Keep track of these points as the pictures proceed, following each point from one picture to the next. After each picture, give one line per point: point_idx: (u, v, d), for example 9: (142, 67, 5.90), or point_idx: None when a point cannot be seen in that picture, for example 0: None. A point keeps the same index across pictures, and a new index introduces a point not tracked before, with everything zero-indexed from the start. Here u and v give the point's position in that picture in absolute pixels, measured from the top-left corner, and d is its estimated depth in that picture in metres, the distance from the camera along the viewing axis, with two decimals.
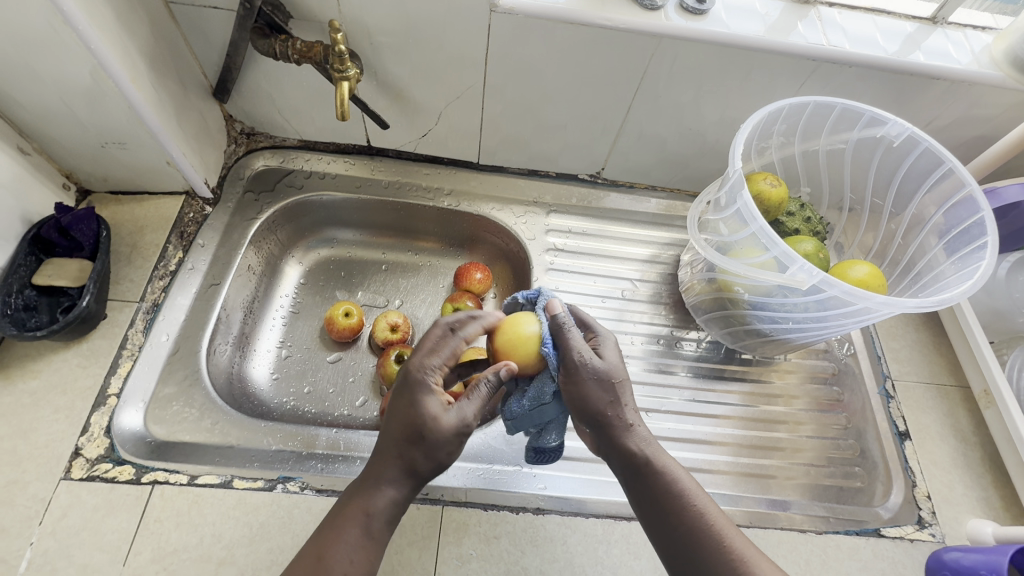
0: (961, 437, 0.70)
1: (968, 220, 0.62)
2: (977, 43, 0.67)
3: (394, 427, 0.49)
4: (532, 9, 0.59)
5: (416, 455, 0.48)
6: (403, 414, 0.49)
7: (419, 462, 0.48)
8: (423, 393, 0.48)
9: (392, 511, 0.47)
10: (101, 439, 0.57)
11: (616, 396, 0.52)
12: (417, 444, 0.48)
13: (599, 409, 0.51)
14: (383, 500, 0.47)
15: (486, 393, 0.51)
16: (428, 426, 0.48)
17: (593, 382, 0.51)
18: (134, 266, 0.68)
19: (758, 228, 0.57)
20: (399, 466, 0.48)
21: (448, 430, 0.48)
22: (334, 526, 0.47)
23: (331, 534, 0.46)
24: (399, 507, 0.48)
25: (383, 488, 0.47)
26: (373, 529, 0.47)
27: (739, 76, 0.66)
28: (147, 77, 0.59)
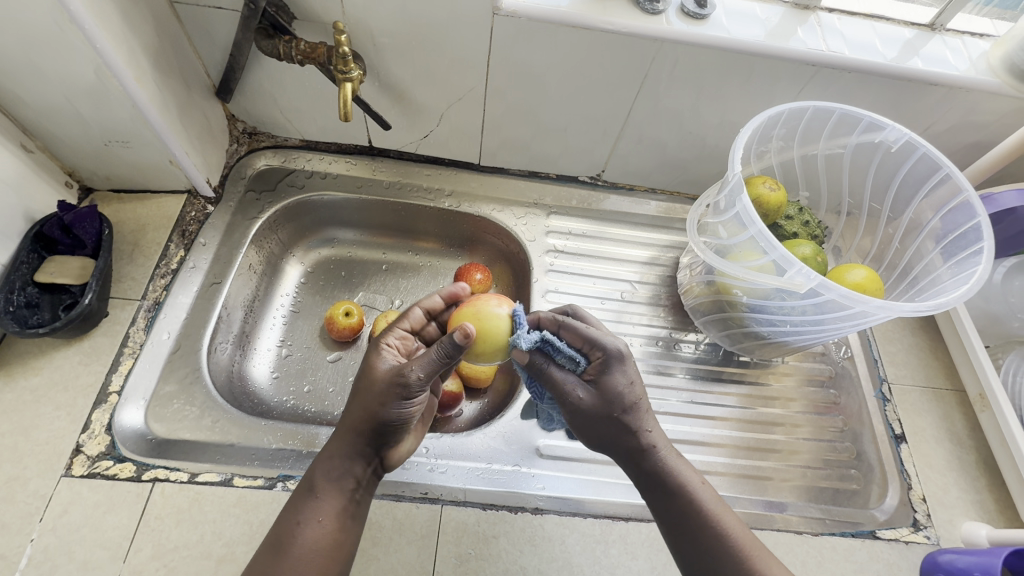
0: (957, 440, 0.70)
1: (965, 225, 0.62)
2: (975, 50, 0.68)
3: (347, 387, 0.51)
4: (534, 13, 0.60)
5: (356, 412, 0.49)
6: (355, 375, 0.51)
7: (357, 417, 0.49)
8: (373, 350, 0.51)
9: (338, 469, 0.49)
10: (102, 436, 0.57)
11: (631, 418, 0.51)
12: (358, 399, 0.49)
13: (614, 429, 0.51)
14: (326, 460, 0.49)
15: (436, 354, 0.47)
16: (369, 379, 0.49)
17: (601, 411, 0.50)
18: (136, 264, 0.68)
19: (757, 231, 0.58)
20: (344, 426, 0.50)
21: (386, 383, 0.48)
22: (293, 497, 0.49)
23: (290, 502, 0.49)
24: (345, 465, 0.49)
25: (329, 451, 0.49)
26: (323, 489, 0.48)
27: (739, 80, 0.67)
28: (151, 77, 0.60)
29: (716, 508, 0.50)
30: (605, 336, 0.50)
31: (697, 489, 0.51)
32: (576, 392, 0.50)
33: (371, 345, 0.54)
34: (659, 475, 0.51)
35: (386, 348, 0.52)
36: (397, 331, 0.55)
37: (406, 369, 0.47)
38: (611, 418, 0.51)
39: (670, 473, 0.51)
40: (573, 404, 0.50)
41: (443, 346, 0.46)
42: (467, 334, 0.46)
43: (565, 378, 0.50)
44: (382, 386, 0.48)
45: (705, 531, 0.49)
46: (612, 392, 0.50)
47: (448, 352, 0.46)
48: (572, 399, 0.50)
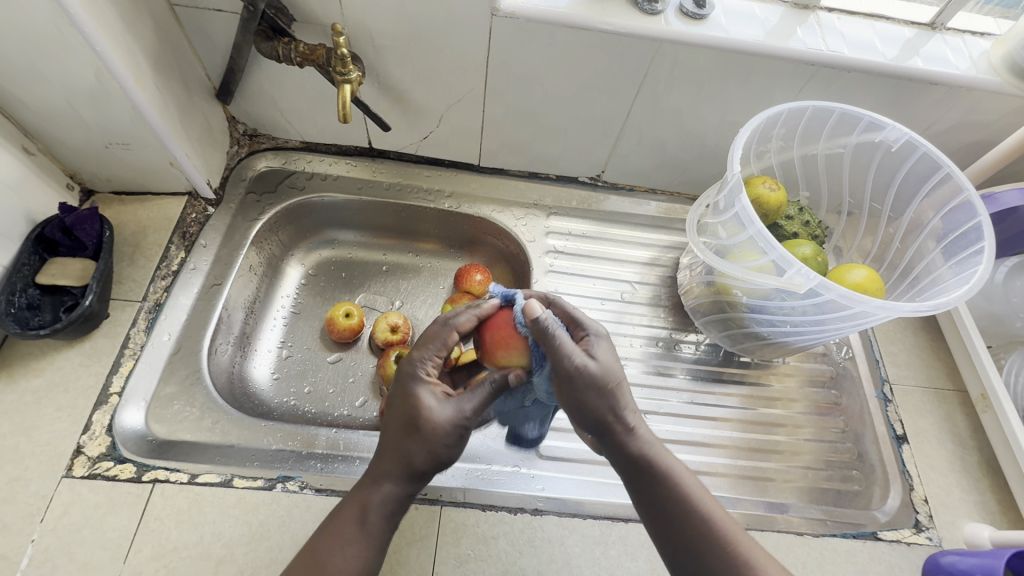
0: (959, 441, 0.70)
1: (966, 225, 0.62)
2: (976, 49, 0.67)
3: (398, 420, 0.48)
4: (532, 14, 0.60)
5: (414, 452, 0.47)
6: (402, 412, 0.48)
7: (417, 459, 0.47)
8: (424, 392, 0.48)
9: (390, 506, 0.47)
10: (102, 437, 0.57)
11: (614, 397, 0.49)
12: (416, 441, 0.47)
13: (599, 410, 0.49)
14: (381, 497, 0.47)
15: (490, 394, 0.51)
16: (427, 423, 0.47)
17: (594, 386, 0.49)
18: (137, 266, 0.69)
19: (756, 232, 0.58)
20: (395, 461, 0.47)
21: (448, 428, 0.47)
22: (337, 518, 0.47)
23: (331, 525, 0.46)
24: (397, 502, 0.47)
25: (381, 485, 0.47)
26: (371, 526, 0.46)
27: (738, 80, 0.67)
28: (152, 79, 0.60)
29: (698, 494, 0.49)
30: (584, 317, 0.54)
31: (678, 475, 0.49)
32: (577, 358, 0.48)
33: (407, 376, 0.50)
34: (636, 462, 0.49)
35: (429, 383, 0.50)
36: (432, 357, 0.51)
37: (466, 406, 0.49)
38: (604, 392, 0.49)
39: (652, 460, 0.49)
40: (569, 369, 0.48)
41: (497, 380, 0.51)
42: (519, 372, 0.52)
43: (567, 340, 0.49)
44: (443, 431, 0.47)
45: (691, 519, 0.47)
46: (603, 364, 0.49)
47: (500, 386, 0.51)
48: (572, 363, 0.48)
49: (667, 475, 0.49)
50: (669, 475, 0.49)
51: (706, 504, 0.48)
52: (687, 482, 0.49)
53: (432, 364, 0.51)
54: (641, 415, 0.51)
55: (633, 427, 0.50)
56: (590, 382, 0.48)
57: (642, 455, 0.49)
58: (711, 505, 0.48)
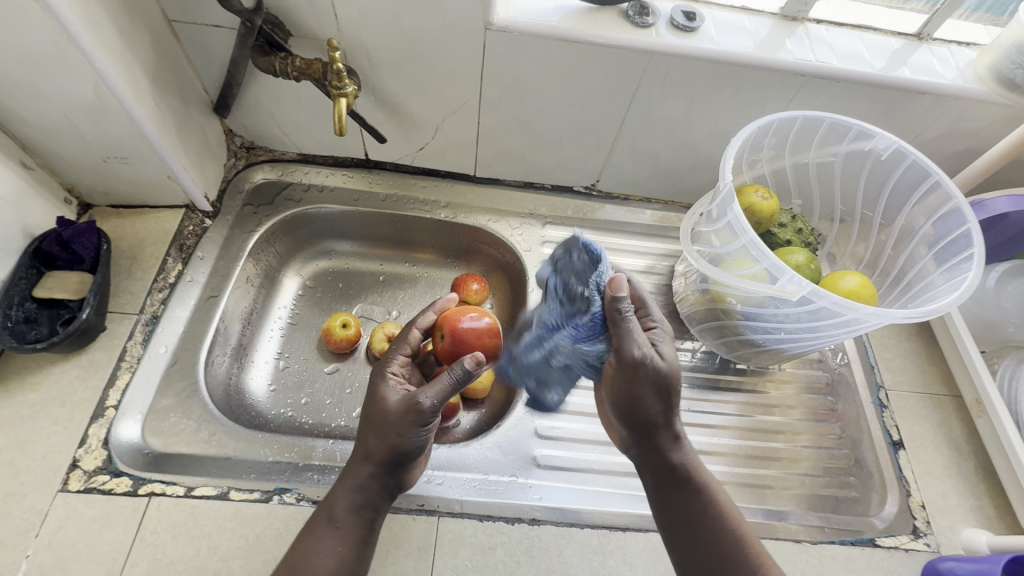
0: (955, 446, 0.70)
1: (956, 232, 0.63)
2: (962, 59, 0.68)
3: (361, 420, 0.54)
4: (525, 27, 0.61)
5: (371, 443, 0.51)
6: (366, 406, 0.54)
7: (374, 447, 0.51)
8: (382, 383, 0.54)
9: (359, 499, 0.50)
10: (98, 450, 0.57)
11: (670, 402, 0.55)
12: (374, 432, 0.51)
13: (650, 417, 0.55)
14: (347, 488, 0.50)
15: (450, 382, 0.51)
16: (382, 411, 0.52)
17: (651, 389, 0.54)
18: (134, 278, 0.69)
19: (749, 240, 0.58)
20: (357, 455, 0.52)
21: (401, 415, 0.51)
22: (310, 521, 0.50)
23: (308, 533, 0.49)
24: (363, 496, 0.50)
25: (348, 477, 0.51)
26: (341, 519, 0.49)
27: (730, 90, 0.67)
28: (150, 94, 0.61)
29: (729, 511, 0.54)
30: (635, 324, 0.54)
31: (713, 489, 0.56)
32: (636, 349, 0.52)
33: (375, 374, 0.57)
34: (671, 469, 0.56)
35: (392, 379, 0.56)
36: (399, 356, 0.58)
37: (421, 395, 0.51)
38: (664, 391, 0.54)
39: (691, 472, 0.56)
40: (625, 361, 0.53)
41: (456, 372, 0.51)
42: (478, 359, 0.52)
43: (634, 328, 0.53)
44: (395, 420, 0.51)
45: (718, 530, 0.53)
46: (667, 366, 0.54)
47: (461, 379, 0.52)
48: (631, 353, 0.52)
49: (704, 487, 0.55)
50: (707, 487, 0.55)
51: (733, 518, 0.54)
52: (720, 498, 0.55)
53: (397, 362, 0.58)
54: (686, 435, 0.57)
55: (676, 441, 0.56)
56: (657, 382, 0.53)
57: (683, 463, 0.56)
58: (738, 522, 0.54)
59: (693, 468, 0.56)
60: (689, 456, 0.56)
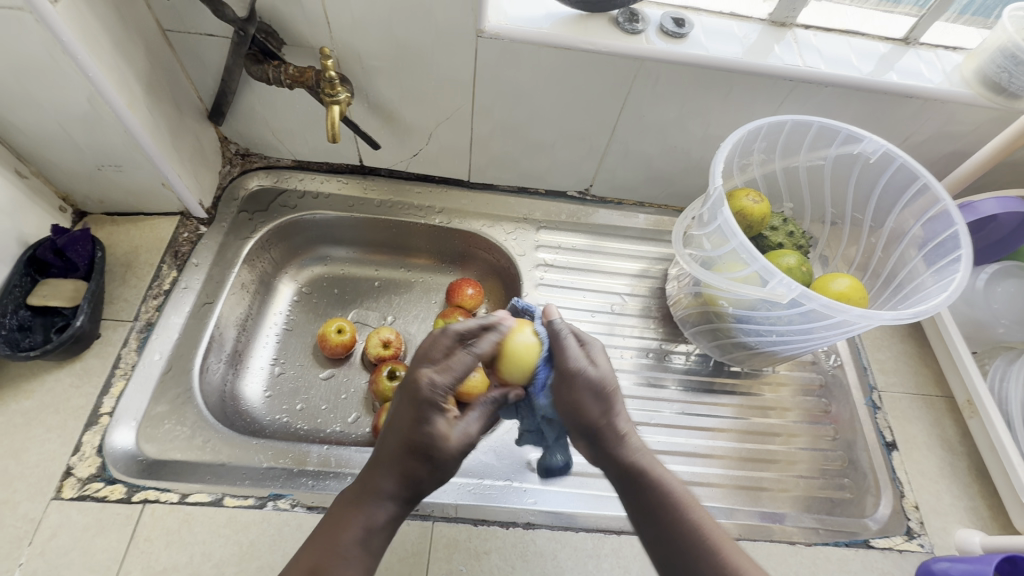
0: (948, 447, 0.70)
1: (944, 234, 0.63)
2: (948, 63, 0.69)
3: (400, 441, 0.47)
4: (516, 34, 0.62)
5: (418, 468, 0.47)
6: (414, 435, 0.47)
7: (420, 474, 0.48)
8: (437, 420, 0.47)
9: (388, 517, 0.47)
10: (93, 458, 0.57)
11: (610, 403, 0.52)
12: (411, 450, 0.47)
13: (594, 416, 0.52)
14: (380, 506, 0.47)
15: (490, 408, 0.52)
16: (433, 434, 0.47)
17: (591, 390, 0.52)
18: (128, 285, 0.69)
19: (739, 243, 0.59)
20: (392, 473, 0.47)
21: (451, 443, 0.48)
22: (330, 528, 0.46)
23: (326, 537, 0.46)
24: (396, 515, 0.48)
25: (379, 497, 0.47)
26: (374, 539, 0.46)
27: (720, 95, 0.68)
28: (144, 103, 0.61)
29: (689, 502, 0.49)
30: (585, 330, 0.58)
31: (668, 484, 0.50)
32: (577, 361, 0.53)
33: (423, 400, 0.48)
34: (629, 469, 0.51)
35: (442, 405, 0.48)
36: (448, 380, 0.49)
37: (472, 427, 0.50)
38: (602, 396, 0.52)
39: (643, 472, 0.50)
40: (568, 367, 0.52)
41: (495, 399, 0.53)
42: (517, 394, 0.55)
43: (572, 343, 0.54)
44: (449, 452, 0.49)
45: (680, 525, 0.48)
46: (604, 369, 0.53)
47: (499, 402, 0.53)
48: (576, 365, 0.52)
49: (658, 482, 0.50)
50: (656, 482, 0.50)
51: (694, 510, 0.49)
52: (677, 489, 0.50)
53: (444, 381, 0.49)
54: (633, 425, 0.53)
55: (628, 441, 0.52)
56: (588, 385, 0.52)
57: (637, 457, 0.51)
58: (696, 510, 0.49)
59: (649, 468, 0.51)
60: (643, 452, 0.52)
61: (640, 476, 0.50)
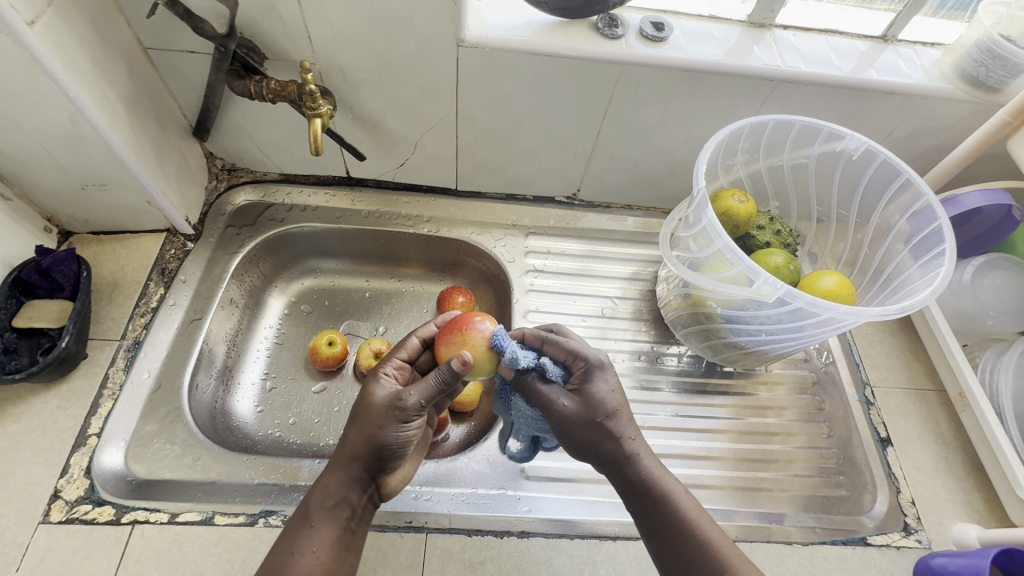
0: (942, 441, 0.70)
1: (928, 228, 0.64)
2: (927, 59, 0.70)
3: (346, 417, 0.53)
4: (496, 42, 0.62)
5: (351, 438, 0.50)
6: (354, 405, 0.53)
7: (355, 445, 0.50)
8: (371, 379, 0.52)
9: (333, 498, 0.49)
10: (81, 480, 0.57)
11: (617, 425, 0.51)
12: (354, 426, 0.51)
13: (610, 436, 0.51)
14: (323, 488, 0.50)
15: (436, 383, 0.50)
16: (365, 405, 0.51)
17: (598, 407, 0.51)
18: (115, 304, 0.69)
19: (724, 244, 0.59)
20: (340, 455, 0.51)
21: (384, 409, 0.50)
22: (287, 526, 0.50)
23: (285, 532, 0.49)
24: (341, 493, 0.50)
25: (325, 478, 0.50)
26: (318, 519, 0.49)
27: (703, 97, 0.69)
28: (126, 121, 0.61)
29: (700, 519, 0.50)
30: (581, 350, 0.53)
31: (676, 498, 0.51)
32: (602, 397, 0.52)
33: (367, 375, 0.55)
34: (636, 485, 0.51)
35: (384, 375, 0.54)
36: (393, 360, 0.56)
37: (405, 394, 0.50)
38: (601, 420, 0.51)
39: (653, 482, 0.51)
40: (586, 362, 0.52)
41: (442, 373, 0.50)
42: (465, 361, 0.49)
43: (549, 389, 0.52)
44: (378, 413, 0.50)
45: (691, 540, 0.49)
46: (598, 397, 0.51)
47: (446, 377, 0.50)
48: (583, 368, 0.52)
49: (667, 499, 0.51)
50: (669, 496, 0.51)
51: (706, 528, 0.49)
52: (685, 507, 0.50)
53: (392, 364, 0.55)
54: (642, 440, 0.53)
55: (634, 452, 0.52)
56: (592, 410, 0.51)
57: (646, 479, 0.51)
58: (708, 524, 0.50)
59: (658, 485, 0.51)
60: (653, 464, 0.52)
61: (652, 491, 0.51)
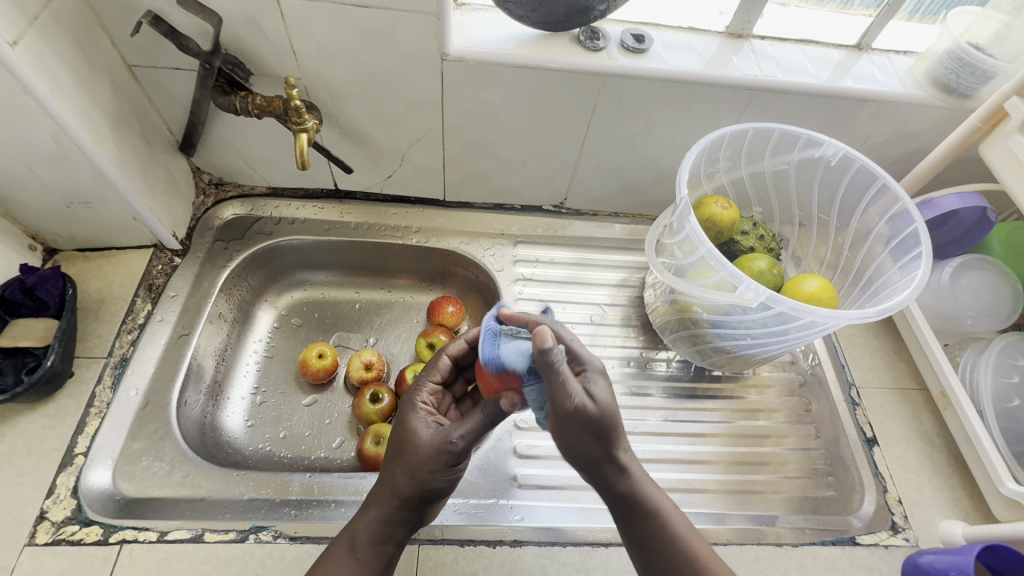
0: (927, 439, 0.72)
1: (905, 231, 0.65)
2: (900, 66, 0.72)
3: (389, 451, 0.53)
4: (480, 56, 0.63)
5: (398, 478, 0.50)
6: (396, 440, 0.52)
7: (401, 485, 0.50)
8: (412, 416, 0.52)
9: (378, 532, 0.50)
10: (67, 500, 0.56)
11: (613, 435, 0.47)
12: (399, 464, 0.50)
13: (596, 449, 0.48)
14: (368, 522, 0.50)
15: (479, 422, 0.50)
16: (413, 445, 0.50)
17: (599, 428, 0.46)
18: (102, 321, 0.68)
19: (707, 251, 0.60)
20: (384, 490, 0.51)
21: (431, 451, 0.49)
22: (328, 552, 0.50)
23: (325, 558, 0.49)
24: (384, 528, 0.50)
25: (370, 511, 0.50)
26: (362, 552, 0.49)
27: (684, 107, 0.70)
28: (111, 138, 0.61)
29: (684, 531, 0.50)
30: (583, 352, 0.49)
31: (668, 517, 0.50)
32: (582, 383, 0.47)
33: (405, 406, 0.56)
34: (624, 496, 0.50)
35: (420, 409, 0.55)
36: (427, 385, 0.58)
37: (451, 435, 0.49)
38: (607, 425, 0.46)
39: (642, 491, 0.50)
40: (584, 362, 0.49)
41: (488, 411, 0.49)
42: (513, 401, 0.48)
43: (570, 376, 0.44)
44: (426, 456, 0.49)
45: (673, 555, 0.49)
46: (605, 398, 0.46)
47: (493, 416, 0.49)
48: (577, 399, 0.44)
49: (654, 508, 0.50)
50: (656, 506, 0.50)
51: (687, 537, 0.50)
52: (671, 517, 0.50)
53: (426, 392, 0.57)
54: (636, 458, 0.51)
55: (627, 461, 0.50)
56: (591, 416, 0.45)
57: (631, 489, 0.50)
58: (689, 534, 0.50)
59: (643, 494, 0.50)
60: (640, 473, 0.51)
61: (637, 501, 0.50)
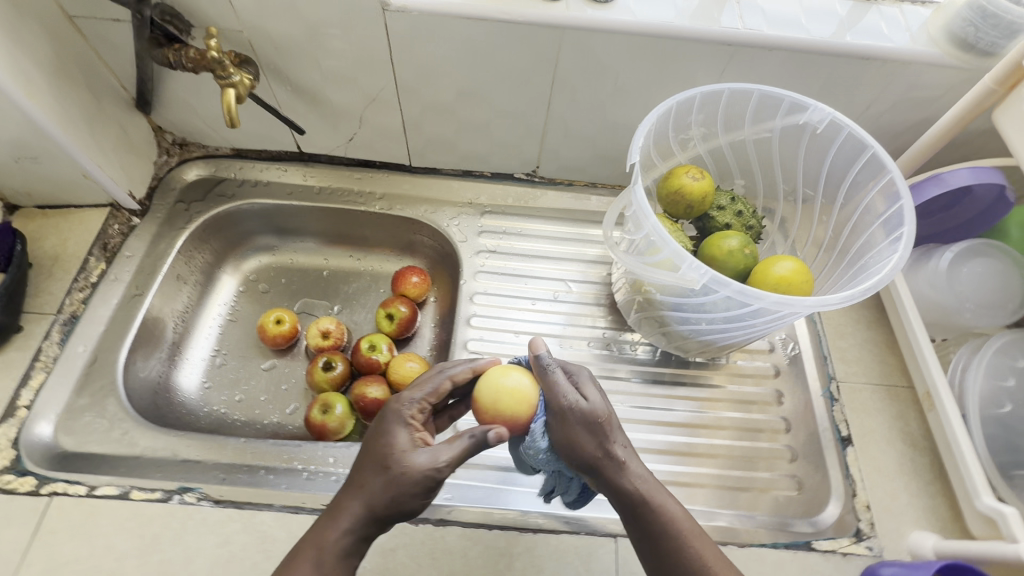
0: (910, 442, 0.65)
1: (890, 210, 0.59)
2: (914, 20, 0.62)
3: (362, 457, 0.48)
4: (425, 6, 0.58)
5: (377, 485, 0.45)
6: (376, 448, 0.48)
7: (379, 496, 0.45)
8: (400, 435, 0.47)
9: (347, 546, 0.45)
10: (6, 450, 0.58)
11: (604, 436, 0.49)
12: (381, 478, 0.46)
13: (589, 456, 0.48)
14: (337, 533, 0.45)
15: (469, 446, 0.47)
16: (398, 460, 0.46)
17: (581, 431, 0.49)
18: (55, 278, 0.69)
19: (651, 226, 0.54)
20: (359, 499, 0.45)
21: (420, 475, 0.45)
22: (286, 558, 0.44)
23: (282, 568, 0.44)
24: (354, 540, 0.45)
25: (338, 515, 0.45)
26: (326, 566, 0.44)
27: (655, 65, 0.63)
28: (49, 92, 0.60)
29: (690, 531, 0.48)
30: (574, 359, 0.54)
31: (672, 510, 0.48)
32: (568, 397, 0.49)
33: (389, 416, 0.50)
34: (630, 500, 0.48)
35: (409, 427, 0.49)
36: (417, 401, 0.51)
37: (440, 464, 0.46)
38: (594, 428, 0.49)
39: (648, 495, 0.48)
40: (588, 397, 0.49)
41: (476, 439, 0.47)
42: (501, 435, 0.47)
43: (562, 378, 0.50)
44: (413, 477, 0.45)
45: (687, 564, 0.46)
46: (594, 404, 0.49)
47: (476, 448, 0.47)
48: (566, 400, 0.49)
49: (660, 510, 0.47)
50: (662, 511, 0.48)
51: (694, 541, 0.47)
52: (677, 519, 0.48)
53: (414, 406, 0.50)
54: (633, 451, 0.50)
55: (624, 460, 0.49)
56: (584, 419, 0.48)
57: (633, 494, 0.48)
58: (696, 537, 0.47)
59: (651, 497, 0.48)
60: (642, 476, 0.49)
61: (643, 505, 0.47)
